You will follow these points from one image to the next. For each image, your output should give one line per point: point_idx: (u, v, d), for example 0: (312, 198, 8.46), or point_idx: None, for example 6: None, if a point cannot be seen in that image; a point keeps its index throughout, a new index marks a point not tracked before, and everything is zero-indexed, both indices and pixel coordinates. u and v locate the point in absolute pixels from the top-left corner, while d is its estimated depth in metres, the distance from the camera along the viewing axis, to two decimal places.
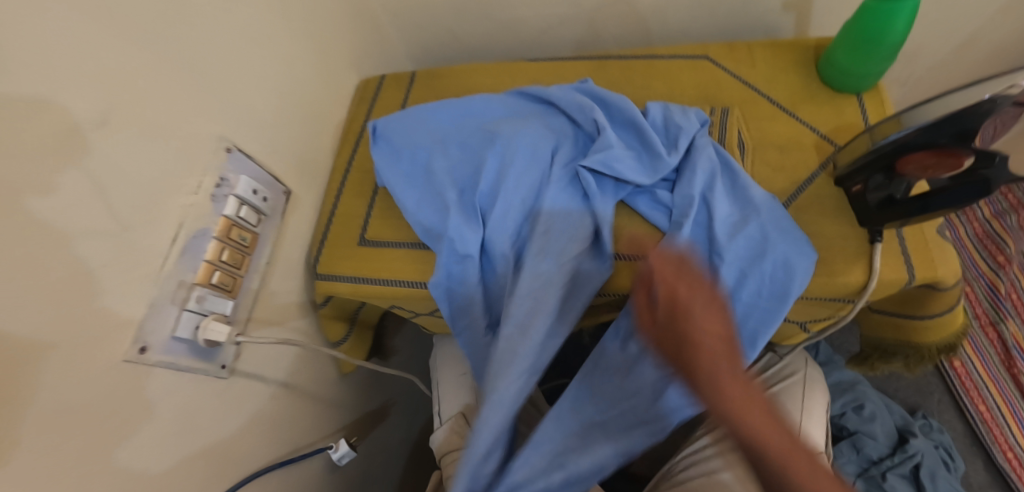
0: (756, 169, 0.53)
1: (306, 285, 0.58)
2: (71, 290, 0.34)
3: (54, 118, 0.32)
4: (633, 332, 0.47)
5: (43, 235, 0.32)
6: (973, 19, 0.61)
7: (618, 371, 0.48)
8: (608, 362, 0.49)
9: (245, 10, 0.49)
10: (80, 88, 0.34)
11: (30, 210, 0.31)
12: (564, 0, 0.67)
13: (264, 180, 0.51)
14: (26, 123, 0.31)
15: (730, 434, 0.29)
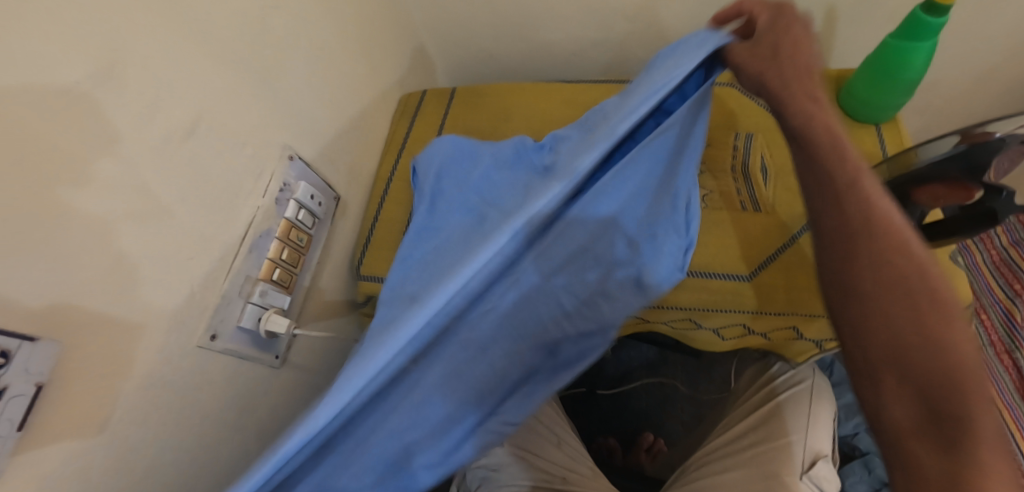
0: (778, 193, 0.56)
1: (347, 283, 0.62)
2: (159, 279, 0.39)
3: (152, 129, 0.37)
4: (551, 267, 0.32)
5: (140, 228, 0.37)
6: (991, 56, 0.64)
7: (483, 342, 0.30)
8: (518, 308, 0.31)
9: (311, 32, 0.54)
10: (174, 103, 0.39)
11: (131, 207, 0.36)
12: (598, 27, 0.71)
13: (320, 186, 0.55)
14: (130, 133, 0.35)
15: (891, 344, 0.29)
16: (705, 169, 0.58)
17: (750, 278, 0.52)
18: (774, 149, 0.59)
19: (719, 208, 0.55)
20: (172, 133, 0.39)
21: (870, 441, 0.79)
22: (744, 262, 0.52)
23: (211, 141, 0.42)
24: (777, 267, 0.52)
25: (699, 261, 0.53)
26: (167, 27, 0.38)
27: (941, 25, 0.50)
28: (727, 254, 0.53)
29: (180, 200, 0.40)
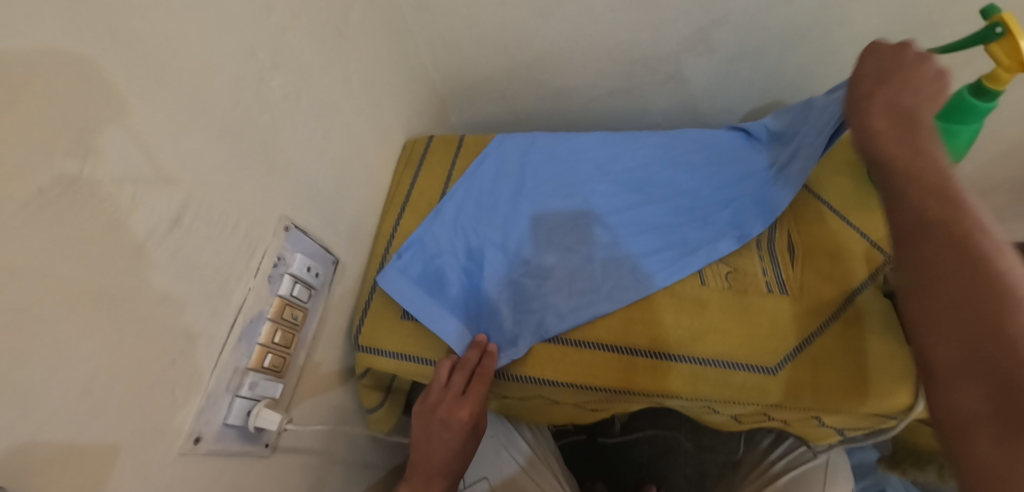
0: (806, 275, 0.53)
1: (346, 352, 0.58)
2: (140, 388, 0.35)
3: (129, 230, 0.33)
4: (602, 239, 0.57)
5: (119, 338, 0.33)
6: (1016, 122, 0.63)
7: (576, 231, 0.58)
8: (572, 239, 0.58)
9: (317, 86, 0.52)
10: (156, 189, 0.35)
11: (111, 312, 0.32)
12: (616, 75, 0.69)
13: (317, 255, 0.51)
14: (96, 236, 0.31)
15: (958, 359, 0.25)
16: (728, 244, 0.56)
17: (776, 372, 0.49)
18: (801, 225, 0.56)
19: (743, 290, 0.52)
20: (155, 226, 0.35)
21: None
22: (770, 354, 0.49)
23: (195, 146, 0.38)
24: (805, 361, 0.49)
25: (718, 350, 0.50)
26: (157, 106, 0.35)
27: (988, 110, 0.47)
28: (752, 343, 0.50)
29: (162, 300, 0.36)
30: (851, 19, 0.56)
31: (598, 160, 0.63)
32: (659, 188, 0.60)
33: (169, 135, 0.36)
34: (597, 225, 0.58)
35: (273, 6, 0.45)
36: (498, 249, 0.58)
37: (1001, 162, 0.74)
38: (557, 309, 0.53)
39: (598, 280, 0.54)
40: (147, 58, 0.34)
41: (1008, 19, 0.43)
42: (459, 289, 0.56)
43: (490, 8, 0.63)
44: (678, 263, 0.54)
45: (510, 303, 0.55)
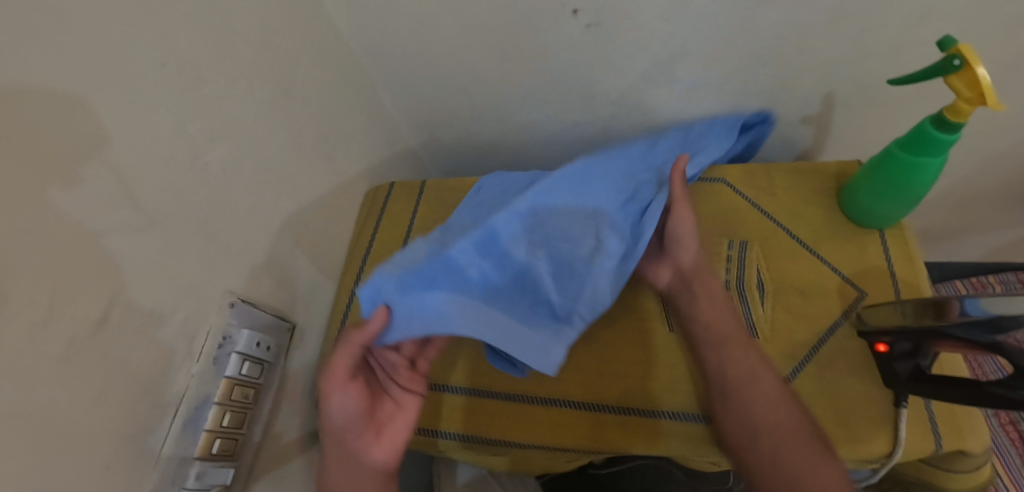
0: (776, 316, 0.51)
1: (309, 417, 0.57)
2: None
3: (57, 331, 0.32)
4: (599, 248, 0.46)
5: (49, 448, 0.32)
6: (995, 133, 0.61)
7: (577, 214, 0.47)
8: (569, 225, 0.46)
9: (263, 148, 0.50)
10: (81, 286, 0.33)
11: (37, 424, 0.31)
12: (579, 109, 0.68)
13: (269, 326, 0.50)
14: (19, 342, 0.30)
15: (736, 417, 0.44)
16: None
17: None
18: (772, 263, 0.54)
19: None
20: (78, 330, 0.33)
21: None
22: None
23: (123, 230, 0.36)
24: None
25: (682, 402, 0.48)
26: (79, 204, 0.33)
27: (952, 142, 0.46)
28: None
29: (91, 406, 0.34)
30: (811, 47, 0.54)
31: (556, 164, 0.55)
32: (601, 175, 0.49)
33: (95, 228, 0.34)
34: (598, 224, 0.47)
35: (204, 77, 0.43)
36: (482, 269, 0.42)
37: (976, 175, 0.72)
38: (605, 268, 0.46)
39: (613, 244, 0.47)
40: (58, 154, 0.32)
41: (966, 52, 0.41)
42: (471, 314, 0.39)
43: (444, 50, 0.61)
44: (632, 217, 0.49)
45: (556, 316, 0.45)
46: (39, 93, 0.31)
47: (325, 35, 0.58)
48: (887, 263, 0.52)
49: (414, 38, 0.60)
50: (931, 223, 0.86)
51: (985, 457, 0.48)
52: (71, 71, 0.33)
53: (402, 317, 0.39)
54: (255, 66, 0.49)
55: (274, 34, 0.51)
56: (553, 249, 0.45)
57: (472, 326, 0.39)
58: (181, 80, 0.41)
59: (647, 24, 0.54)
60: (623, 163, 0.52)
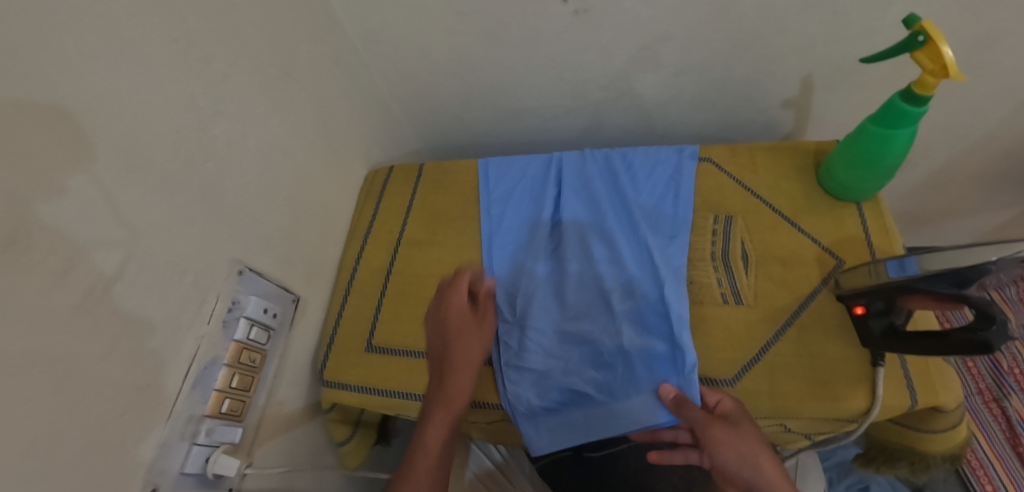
0: (760, 284, 0.54)
1: (311, 388, 0.59)
2: (88, 442, 0.35)
3: (77, 282, 0.34)
4: (634, 337, 0.52)
5: (66, 392, 0.33)
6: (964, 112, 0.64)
7: (595, 294, 0.55)
8: (595, 312, 0.55)
9: (266, 126, 0.53)
10: (97, 240, 0.36)
11: (56, 367, 0.33)
12: (569, 94, 0.70)
13: (273, 295, 0.52)
14: (39, 290, 0.32)
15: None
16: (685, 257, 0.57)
17: (733, 384, 0.50)
18: (755, 235, 0.57)
19: (698, 303, 0.54)
20: (94, 285, 0.35)
21: None
22: (727, 365, 0.50)
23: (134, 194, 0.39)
24: (762, 370, 0.49)
25: None
26: (95, 164, 0.36)
27: (920, 114, 0.49)
28: (710, 357, 0.51)
29: (106, 356, 0.36)
30: (787, 29, 0.57)
31: (575, 216, 0.61)
32: (620, 253, 0.56)
33: (109, 189, 0.37)
34: (617, 298, 0.54)
35: (210, 55, 0.45)
36: (570, 367, 0.53)
37: (952, 157, 0.75)
38: (662, 299, 0.52)
39: (665, 274, 0.53)
40: (74, 116, 0.34)
41: (929, 28, 0.44)
42: (590, 416, 0.52)
43: (438, 37, 0.64)
44: (675, 290, 0.52)
45: (653, 334, 0.52)
46: (35, 94, 0.32)
47: (324, 21, 0.61)
48: (864, 233, 0.55)
49: (409, 25, 0.63)
50: (911, 206, 0.89)
51: (958, 414, 0.51)
52: (89, 41, 0.35)
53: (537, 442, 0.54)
54: (258, 47, 0.51)
55: (275, 17, 0.53)
56: (602, 327, 0.53)
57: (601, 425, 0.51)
58: (189, 55, 0.43)
59: (632, 8, 0.57)
60: (621, 236, 0.58)
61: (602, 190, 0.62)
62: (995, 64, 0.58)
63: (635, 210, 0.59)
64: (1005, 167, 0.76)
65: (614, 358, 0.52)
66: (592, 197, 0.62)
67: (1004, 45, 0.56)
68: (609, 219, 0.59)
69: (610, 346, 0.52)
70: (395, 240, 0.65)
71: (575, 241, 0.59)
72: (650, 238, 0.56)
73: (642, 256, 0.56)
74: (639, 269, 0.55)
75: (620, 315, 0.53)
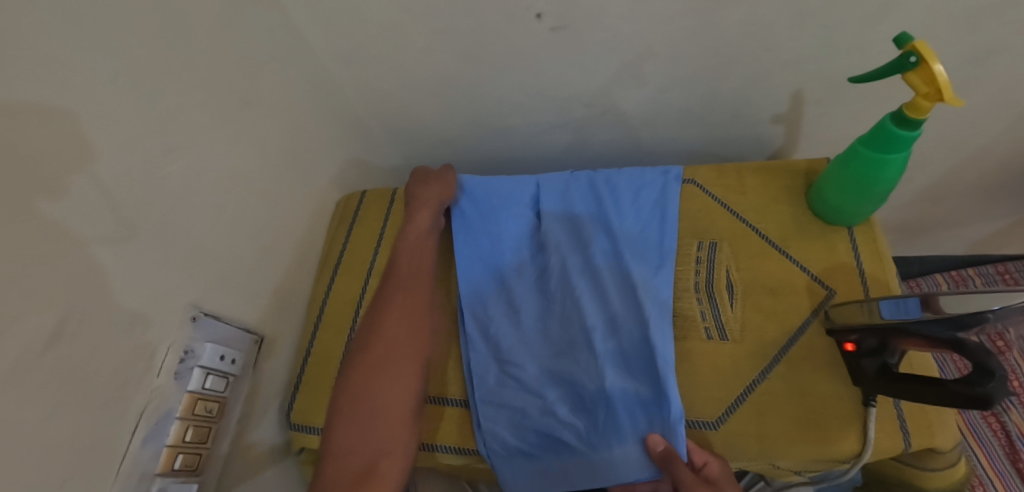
0: (746, 316, 0.51)
1: (280, 428, 0.57)
2: None
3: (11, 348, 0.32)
4: (616, 380, 0.48)
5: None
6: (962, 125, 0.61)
7: (577, 332, 0.52)
8: (577, 351, 0.51)
9: (226, 159, 0.50)
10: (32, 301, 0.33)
11: None
12: (551, 111, 0.68)
13: (233, 339, 0.49)
14: None
15: None
16: None
17: (717, 426, 0.47)
18: (741, 263, 0.54)
19: (682, 337, 0.51)
20: (30, 349, 0.33)
21: None
22: (710, 406, 0.48)
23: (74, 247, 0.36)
24: (748, 412, 0.47)
25: None
26: (29, 216, 0.33)
27: (914, 138, 0.45)
28: (693, 397, 0.48)
29: (46, 421, 0.34)
30: (776, 45, 0.54)
31: (557, 245, 0.58)
32: (602, 288, 0.53)
33: (47, 244, 0.34)
34: (599, 337, 0.51)
35: (159, 89, 0.43)
36: (550, 410, 0.51)
37: (951, 169, 0.72)
38: (648, 339, 0.49)
39: (650, 312, 0.50)
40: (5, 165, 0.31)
41: (922, 48, 0.41)
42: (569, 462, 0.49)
43: (412, 56, 0.61)
44: (660, 330, 0.49)
45: (638, 376, 0.49)
46: None
47: (290, 43, 0.58)
48: (856, 260, 0.52)
49: (380, 45, 0.60)
50: (907, 218, 0.86)
51: (956, 453, 0.48)
52: (20, 84, 0.32)
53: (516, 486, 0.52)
54: (216, 77, 0.48)
55: (235, 43, 0.50)
56: (584, 369, 0.50)
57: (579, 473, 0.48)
58: (134, 92, 0.40)
59: (612, 25, 0.54)
60: (604, 269, 0.54)
61: (585, 216, 0.59)
62: (993, 78, 0.55)
63: (619, 239, 0.56)
64: (1004, 179, 0.74)
65: (597, 402, 0.49)
66: (575, 223, 0.59)
67: (1003, 58, 0.53)
68: (592, 249, 0.56)
69: (592, 389, 0.49)
70: (368, 270, 0.62)
71: (558, 273, 0.56)
72: (634, 271, 0.53)
73: (625, 292, 0.53)
74: (623, 306, 0.52)
75: (602, 356, 0.50)
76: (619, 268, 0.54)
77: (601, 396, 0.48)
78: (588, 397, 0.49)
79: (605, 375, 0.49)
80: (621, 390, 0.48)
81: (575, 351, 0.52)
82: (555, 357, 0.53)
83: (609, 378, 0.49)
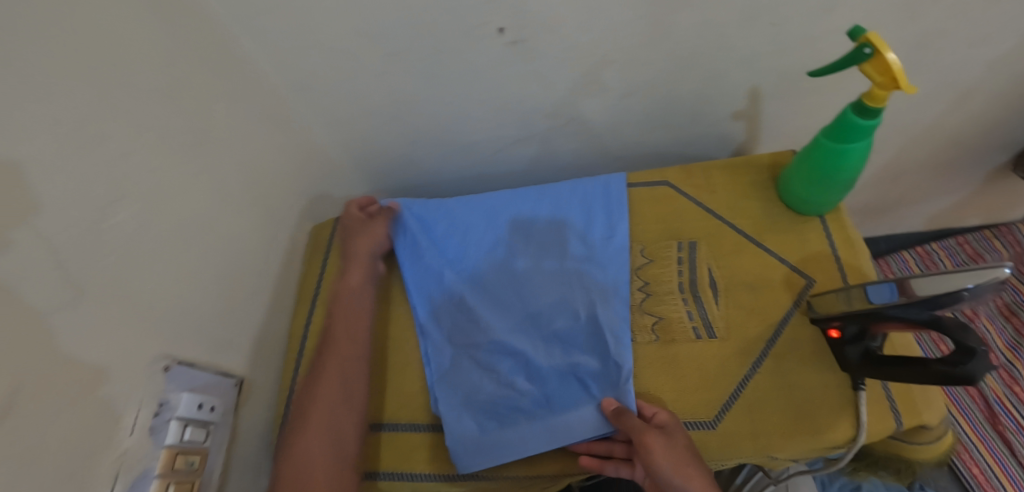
0: (730, 313, 0.51)
1: (268, 476, 0.54)
2: None
3: None
4: (524, 374, 0.53)
5: None
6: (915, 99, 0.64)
7: (471, 355, 0.55)
8: (495, 389, 0.53)
9: (187, 201, 0.48)
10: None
11: None
12: (516, 124, 0.67)
13: (211, 385, 0.47)
14: None
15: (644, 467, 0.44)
16: (651, 291, 0.54)
17: (715, 425, 0.47)
18: (720, 260, 0.55)
19: (671, 340, 0.51)
20: None
21: None
22: (705, 406, 0.48)
23: (30, 310, 0.33)
24: (742, 408, 0.47)
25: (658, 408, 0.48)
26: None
27: (873, 126, 0.47)
28: (687, 398, 0.48)
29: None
30: (731, 44, 0.55)
31: (453, 260, 0.61)
32: (495, 332, 0.55)
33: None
34: (505, 356, 0.54)
35: (109, 132, 0.40)
36: (501, 383, 0.53)
37: (906, 150, 0.75)
38: (536, 393, 0.52)
39: (540, 355, 0.53)
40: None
41: (874, 39, 0.42)
42: (554, 421, 0.50)
43: (371, 80, 0.60)
44: (545, 376, 0.52)
45: (553, 384, 0.52)
46: None
47: (245, 75, 0.56)
48: (830, 248, 0.53)
49: (337, 71, 0.59)
50: (871, 200, 0.89)
51: (942, 425, 0.49)
52: None
53: (476, 449, 0.50)
54: (165, 114, 0.46)
55: (186, 80, 0.49)
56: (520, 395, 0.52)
57: (571, 424, 0.50)
58: (81, 138, 0.38)
59: (573, 35, 0.54)
60: (501, 331, 0.55)
61: (516, 306, 0.56)
62: (939, 61, 0.58)
63: (499, 283, 0.59)
64: (953, 156, 0.77)
65: (501, 386, 0.53)
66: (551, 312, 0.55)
67: (946, 41, 0.55)
68: (485, 273, 0.60)
69: (499, 446, 0.50)
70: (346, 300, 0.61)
71: (442, 319, 0.58)
72: (529, 345, 0.54)
73: (507, 328, 0.55)
74: (508, 365, 0.54)
75: (526, 365, 0.53)
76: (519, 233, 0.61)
77: (524, 386, 0.52)
78: (482, 403, 0.52)
79: (537, 390, 0.52)
80: (562, 413, 0.50)
81: (482, 381, 0.53)
82: (518, 383, 0.52)
83: (528, 427, 0.51)
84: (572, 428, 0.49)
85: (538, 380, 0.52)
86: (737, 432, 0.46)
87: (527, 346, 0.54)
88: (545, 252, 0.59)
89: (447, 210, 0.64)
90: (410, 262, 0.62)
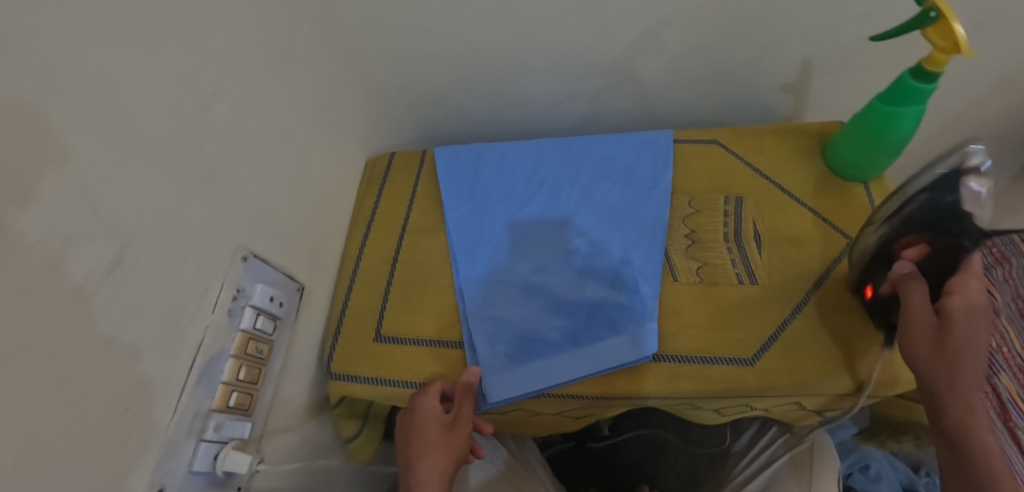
0: (772, 263, 0.54)
1: (317, 382, 0.58)
2: (103, 431, 0.34)
3: (82, 263, 0.32)
4: (556, 309, 0.54)
5: (76, 387, 0.32)
6: (962, 84, 0.66)
7: (507, 289, 0.56)
8: (527, 322, 0.54)
9: (269, 112, 0.51)
10: (112, 215, 0.34)
11: (65, 363, 0.31)
12: (571, 79, 0.69)
13: (279, 283, 0.50)
14: (39, 286, 0.29)
15: None
16: (697, 239, 0.56)
17: (753, 362, 0.49)
18: (766, 216, 0.57)
19: (712, 283, 0.53)
20: (92, 272, 0.33)
21: (864, 481, 0.74)
22: (743, 344, 0.50)
23: (136, 174, 0.36)
24: (779, 349, 0.49)
25: (700, 344, 0.50)
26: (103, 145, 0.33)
27: (929, 91, 0.49)
28: (723, 337, 0.50)
29: (109, 349, 0.34)
30: (792, 12, 0.57)
31: (495, 201, 0.63)
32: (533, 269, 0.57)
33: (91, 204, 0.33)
34: (538, 292, 0.56)
35: (210, 29, 0.43)
36: (532, 316, 0.54)
37: (945, 139, 0.77)
38: (564, 327, 0.53)
39: (573, 292, 0.55)
40: (87, 84, 0.32)
41: (940, 3, 0.44)
42: (578, 353, 0.52)
43: (440, 22, 0.62)
44: (574, 311, 0.54)
45: (581, 320, 0.53)
46: (10, 102, 0.28)
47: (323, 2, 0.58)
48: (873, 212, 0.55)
49: (408, 10, 0.61)
50: None
51: None
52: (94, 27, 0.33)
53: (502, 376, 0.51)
54: (257, 25, 0.48)
55: None
56: (549, 329, 0.53)
57: (595, 356, 0.51)
58: (187, 30, 0.40)
59: None
60: (537, 269, 0.57)
61: (554, 245, 0.59)
62: (992, 46, 0.59)
63: (538, 225, 0.60)
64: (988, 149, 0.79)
65: (531, 320, 0.54)
66: (588, 252, 0.57)
67: (1004, 25, 0.57)
68: (526, 215, 0.61)
69: (527, 375, 0.51)
70: (400, 228, 0.64)
71: (483, 253, 0.59)
72: (562, 282, 0.56)
73: (542, 266, 0.57)
74: (542, 300, 0.55)
75: (557, 301, 0.55)
76: (565, 178, 0.63)
77: (553, 320, 0.54)
78: (511, 334, 0.54)
79: (565, 324, 0.54)
80: (587, 346, 0.52)
81: (514, 314, 0.55)
82: (548, 318, 0.54)
83: (554, 359, 0.52)
84: (596, 359, 0.51)
85: (566, 315, 0.54)
86: (773, 370, 0.48)
87: (558, 283, 0.56)
88: (588, 196, 0.61)
89: (493, 156, 0.66)
90: (452, 204, 0.63)
